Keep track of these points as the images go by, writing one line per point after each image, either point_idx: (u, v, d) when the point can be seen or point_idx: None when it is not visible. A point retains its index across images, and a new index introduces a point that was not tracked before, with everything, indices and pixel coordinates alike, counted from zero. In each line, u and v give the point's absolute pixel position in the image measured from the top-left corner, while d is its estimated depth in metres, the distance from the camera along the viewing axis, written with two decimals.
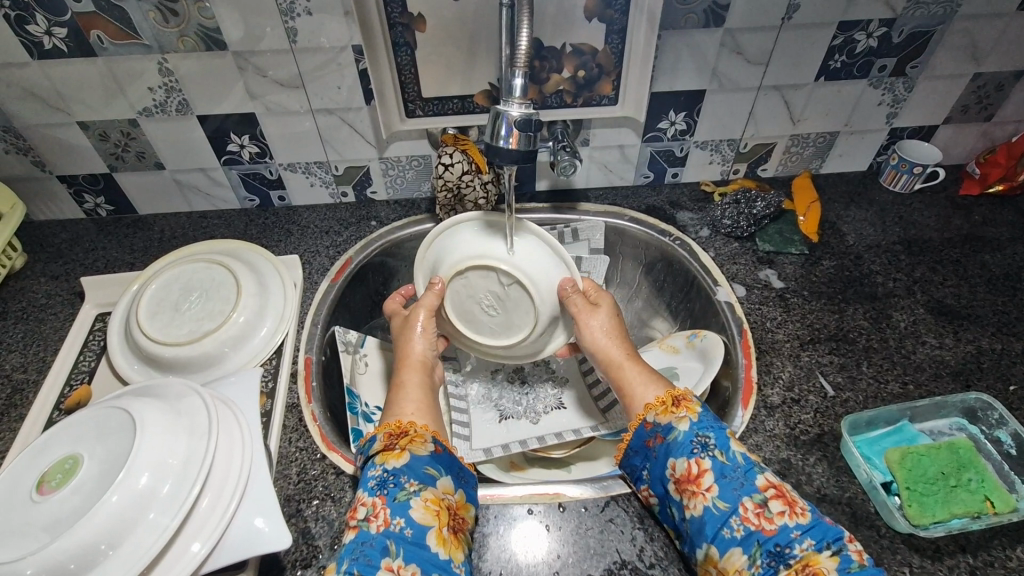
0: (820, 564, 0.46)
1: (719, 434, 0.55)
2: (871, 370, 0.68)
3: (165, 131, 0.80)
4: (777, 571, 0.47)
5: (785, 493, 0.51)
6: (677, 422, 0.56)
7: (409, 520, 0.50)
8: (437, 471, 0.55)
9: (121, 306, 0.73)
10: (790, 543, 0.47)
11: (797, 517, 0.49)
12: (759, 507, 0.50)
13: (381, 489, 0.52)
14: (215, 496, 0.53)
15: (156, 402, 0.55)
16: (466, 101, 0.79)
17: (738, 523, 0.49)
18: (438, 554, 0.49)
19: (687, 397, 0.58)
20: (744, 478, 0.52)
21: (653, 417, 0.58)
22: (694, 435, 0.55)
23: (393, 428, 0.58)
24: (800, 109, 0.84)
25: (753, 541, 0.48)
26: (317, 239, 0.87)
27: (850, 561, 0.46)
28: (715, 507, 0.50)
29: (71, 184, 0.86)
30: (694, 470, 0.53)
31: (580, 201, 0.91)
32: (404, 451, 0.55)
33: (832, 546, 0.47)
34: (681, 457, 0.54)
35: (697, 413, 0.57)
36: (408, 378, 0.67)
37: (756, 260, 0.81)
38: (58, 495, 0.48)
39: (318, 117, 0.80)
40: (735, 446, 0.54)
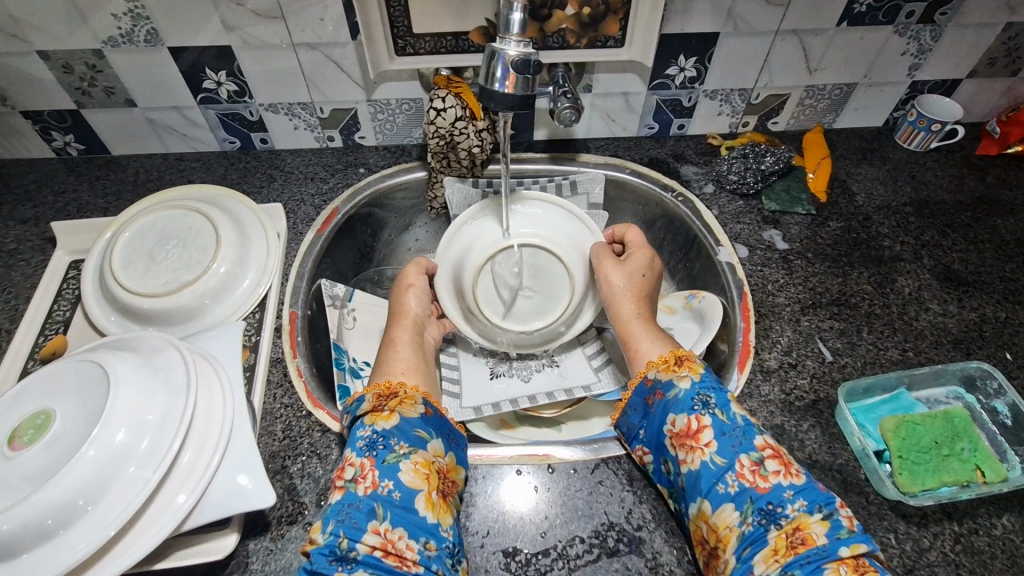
0: (810, 528, 0.45)
1: (720, 394, 0.54)
2: (871, 336, 0.66)
3: (135, 64, 0.74)
4: (768, 529, 0.46)
5: (782, 455, 0.50)
6: (677, 379, 0.55)
7: (398, 483, 0.50)
8: (427, 434, 0.55)
9: (96, 253, 0.69)
10: (782, 504, 0.47)
11: (792, 477, 0.48)
12: (755, 464, 0.49)
13: (370, 450, 0.52)
14: (196, 452, 0.51)
15: (131, 356, 0.53)
16: (460, 39, 0.73)
17: (733, 479, 0.49)
18: (426, 519, 0.49)
19: (690, 358, 0.57)
20: (743, 437, 0.51)
21: (654, 374, 0.57)
22: (697, 393, 0.53)
23: (382, 389, 0.57)
24: (818, 58, 0.79)
25: (746, 497, 0.48)
26: (301, 186, 0.83)
27: (840, 527, 0.45)
28: (712, 463, 0.50)
29: (36, 121, 0.81)
30: (694, 425, 0.52)
31: (580, 152, 0.87)
32: (393, 412, 0.54)
33: (823, 509, 0.46)
34: (681, 414, 0.53)
35: (699, 372, 0.55)
36: (399, 336, 0.67)
37: (762, 219, 0.78)
38: (29, 452, 0.46)
39: (300, 53, 0.74)
40: (735, 407, 0.53)
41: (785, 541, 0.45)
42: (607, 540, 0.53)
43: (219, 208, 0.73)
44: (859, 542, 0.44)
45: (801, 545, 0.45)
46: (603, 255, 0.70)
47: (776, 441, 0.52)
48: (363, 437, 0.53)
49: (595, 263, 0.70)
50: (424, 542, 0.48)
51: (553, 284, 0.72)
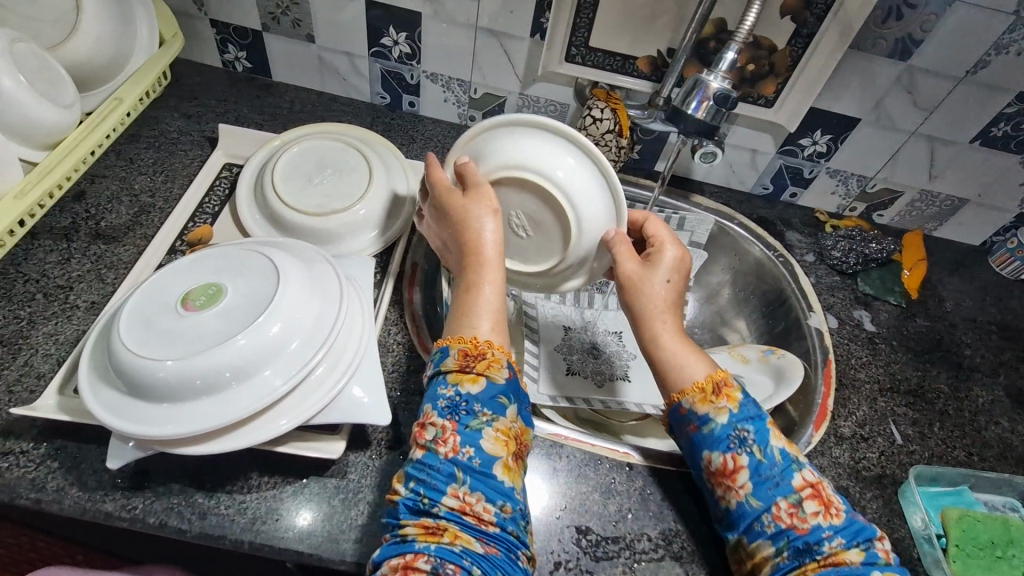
0: (846, 557, 0.47)
1: (761, 428, 0.53)
2: (941, 432, 0.69)
3: (330, 5, 0.81)
4: (804, 565, 0.48)
5: (823, 491, 0.51)
6: (715, 413, 0.54)
7: (478, 450, 0.51)
8: (508, 400, 0.55)
9: (258, 162, 0.75)
10: (819, 542, 0.48)
11: (831, 517, 0.49)
12: (793, 507, 0.50)
13: (452, 413, 0.53)
14: (329, 367, 0.55)
15: (295, 261, 0.58)
16: (628, 62, 0.79)
17: (770, 520, 0.50)
18: (503, 483, 0.51)
19: (729, 384, 0.55)
20: (780, 477, 0.51)
21: (689, 403, 0.55)
22: (732, 428, 0.53)
23: (469, 347, 0.56)
24: (942, 167, 0.84)
25: (783, 536, 0.49)
26: (438, 153, 0.89)
27: (876, 557, 0.48)
28: (749, 504, 0.51)
29: (220, 31, 0.88)
30: (730, 465, 0.52)
31: (694, 192, 0.92)
32: (481, 376, 0.54)
33: (861, 545, 0.48)
34: (717, 451, 0.53)
35: (737, 402, 0.54)
36: (488, 277, 0.60)
37: (853, 299, 0.82)
38: (199, 317, 0.51)
39: (479, 35, 0.80)
40: (773, 440, 0.53)
41: (818, 570, 0.47)
42: (672, 544, 0.57)
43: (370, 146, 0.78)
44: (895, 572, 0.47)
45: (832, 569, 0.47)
46: (618, 249, 0.61)
47: (816, 471, 0.52)
48: (446, 396, 0.54)
49: (613, 258, 0.61)
50: (501, 505, 0.50)
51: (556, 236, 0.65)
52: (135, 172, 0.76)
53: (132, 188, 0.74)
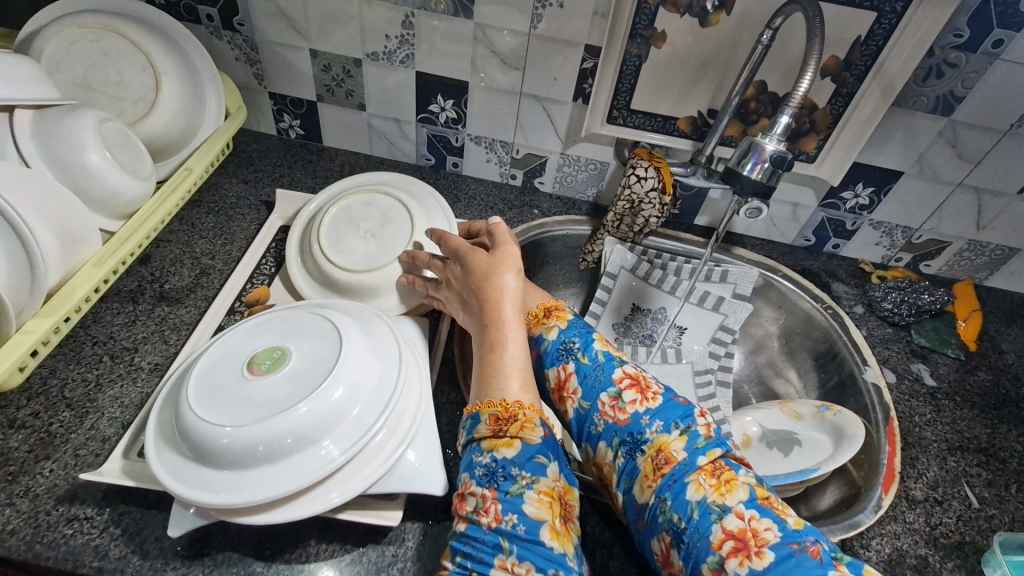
0: (670, 447, 0.52)
1: (584, 339, 0.62)
2: (1021, 495, 0.65)
3: (382, 77, 0.86)
4: (636, 456, 0.53)
5: (639, 382, 0.57)
6: (546, 331, 0.64)
7: (522, 516, 0.50)
8: (546, 459, 0.53)
9: (302, 225, 0.77)
10: (641, 430, 0.54)
11: (647, 403, 0.55)
12: (613, 400, 0.56)
13: (491, 480, 0.52)
14: (389, 433, 0.55)
15: (356, 325, 0.59)
16: (668, 122, 0.81)
17: (599, 418, 0.57)
18: (553, 550, 0.49)
19: (559, 308, 0.66)
20: (602, 374, 0.58)
21: (529, 330, 0.65)
22: (561, 341, 0.62)
23: (500, 411, 0.55)
24: (990, 217, 0.83)
25: (612, 432, 0.55)
26: (482, 212, 0.91)
27: (697, 438, 0.53)
28: (581, 407, 0.58)
29: (278, 102, 0.94)
30: (562, 376, 0.60)
31: (735, 245, 0.92)
32: (515, 439, 0.53)
33: (679, 426, 0.53)
34: (552, 367, 0.62)
35: (565, 321, 0.64)
36: (511, 335, 0.59)
37: (909, 352, 0.80)
38: (264, 381, 0.52)
39: (523, 100, 0.84)
40: (596, 345, 0.61)
41: (652, 465, 0.52)
42: None
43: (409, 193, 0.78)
44: (715, 448, 0.52)
45: (665, 464, 0.52)
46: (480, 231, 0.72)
47: (637, 366, 0.59)
48: (482, 462, 0.54)
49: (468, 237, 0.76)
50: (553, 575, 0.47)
51: (376, 237, 0.72)
52: (196, 235, 0.80)
53: (194, 251, 0.78)
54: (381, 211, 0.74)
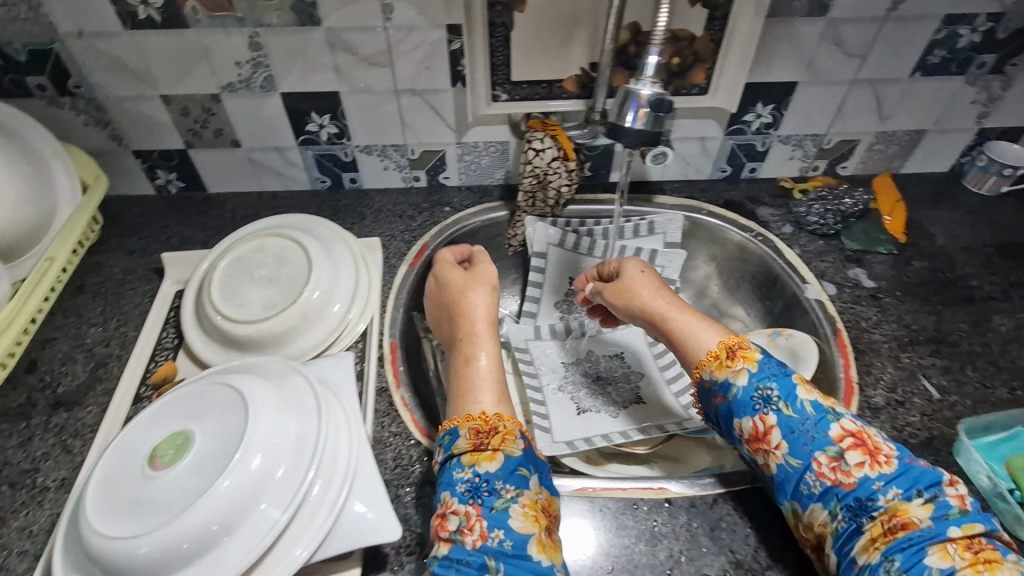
0: (909, 513, 0.46)
1: (784, 385, 0.54)
2: (977, 373, 0.65)
3: (248, 107, 0.80)
4: (861, 524, 0.47)
5: (865, 441, 0.50)
6: (734, 376, 0.56)
7: (508, 531, 0.49)
8: (529, 471, 0.54)
9: (194, 285, 0.70)
10: (871, 496, 0.48)
11: (880, 466, 0.49)
12: (833, 460, 0.50)
13: (473, 497, 0.51)
14: (325, 484, 0.50)
15: (263, 381, 0.53)
16: (554, 86, 0.77)
17: (814, 479, 0.50)
18: (540, 563, 0.48)
19: (743, 346, 0.57)
20: (814, 431, 0.52)
21: (708, 374, 0.58)
22: (754, 389, 0.55)
23: (479, 424, 0.56)
24: (890, 106, 0.82)
25: (832, 496, 0.49)
26: (391, 223, 0.86)
27: (948, 508, 0.46)
28: (789, 465, 0.52)
29: (145, 160, 0.86)
30: (761, 428, 0.53)
31: (656, 194, 0.90)
32: (497, 453, 0.54)
33: (923, 494, 0.47)
34: (745, 417, 0.55)
35: (754, 362, 0.56)
36: (479, 354, 0.62)
37: (844, 259, 0.79)
38: (171, 473, 0.47)
39: (402, 98, 0.79)
40: (802, 395, 0.53)
41: (881, 528, 0.47)
42: None
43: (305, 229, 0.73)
44: (974, 522, 0.45)
45: (901, 530, 0.46)
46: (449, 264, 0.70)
47: (859, 422, 0.52)
48: (463, 480, 0.53)
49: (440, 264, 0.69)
50: None
51: (271, 282, 0.67)
52: (85, 324, 0.73)
53: (85, 343, 0.71)
54: (272, 255, 0.69)
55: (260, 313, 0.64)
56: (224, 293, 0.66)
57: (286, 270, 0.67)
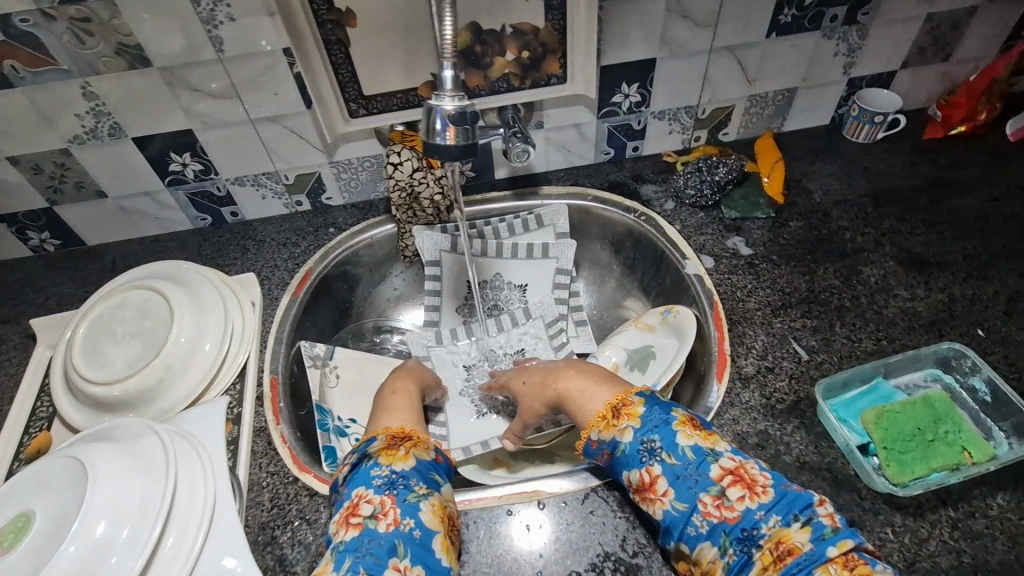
0: (792, 538, 0.44)
1: (665, 433, 0.51)
2: (845, 329, 0.66)
3: (102, 157, 0.77)
4: (751, 555, 0.45)
5: (744, 474, 0.48)
6: (620, 434, 0.53)
7: (418, 522, 0.50)
8: (438, 478, 0.56)
9: (60, 351, 0.68)
10: (756, 525, 0.45)
11: (759, 497, 0.47)
12: (717, 499, 0.47)
13: (390, 488, 0.52)
14: (180, 534, 0.51)
15: (110, 445, 0.53)
16: (410, 95, 0.76)
17: (701, 519, 0.47)
18: (440, 561, 0.49)
19: (627, 403, 0.55)
20: (698, 473, 0.49)
21: (596, 434, 0.55)
22: (640, 442, 0.51)
23: (396, 432, 0.59)
24: (755, 69, 0.82)
25: (719, 532, 0.46)
26: (275, 252, 0.84)
27: (823, 528, 0.44)
28: (675, 509, 0.48)
29: (12, 223, 0.83)
30: (647, 478, 0.50)
31: (541, 185, 0.89)
32: (410, 454, 0.56)
33: (800, 517, 0.45)
34: (633, 469, 0.51)
35: (639, 418, 0.53)
36: (397, 401, 0.66)
37: (724, 228, 0.80)
38: (8, 556, 0.45)
39: (259, 127, 0.77)
40: (681, 440, 0.50)
41: (770, 557, 0.44)
42: (603, 570, 0.52)
43: (169, 276, 0.71)
44: (845, 537, 0.43)
45: (788, 556, 0.44)
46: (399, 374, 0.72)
47: (737, 455, 0.49)
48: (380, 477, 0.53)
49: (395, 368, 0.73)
50: None
51: (135, 336, 0.65)
52: None
53: None
54: (135, 308, 0.67)
55: (127, 368, 0.63)
56: (88, 357, 0.64)
57: (151, 321, 0.66)
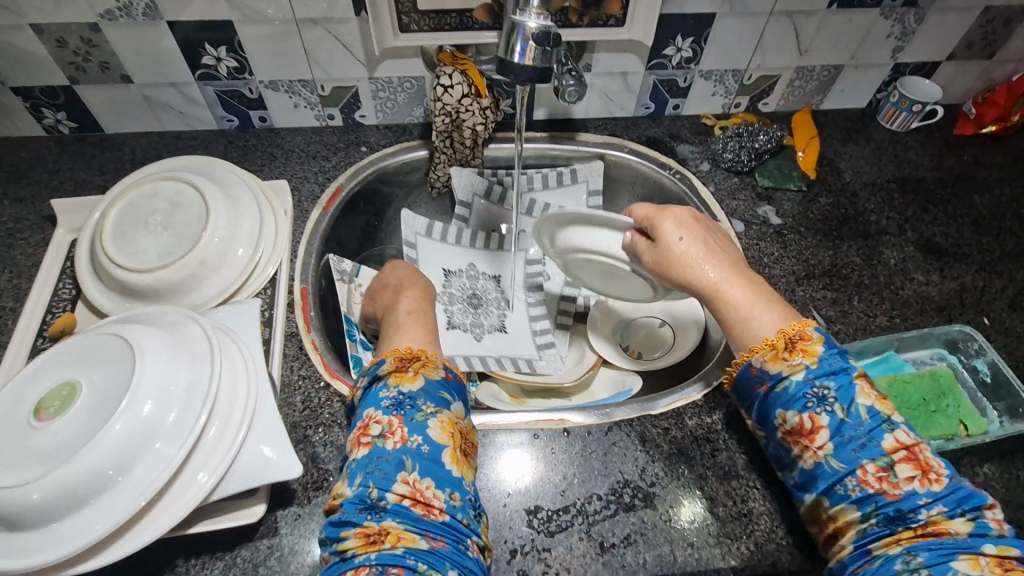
0: (945, 526, 0.44)
1: (846, 387, 0.49)
2: (862, 304, 0.69)
3: (132, 38, 0.73)
4: (893, 531, 0.45)
5: (915, 454, 0.47)
6: (789, 370, 0.50)
7: (426, 438, 0.50)
8: (450, 395, 0.54)
9: (87, 232, 0.67)
10: (914, 509, 0.45)
11: (927, 482, 0.46)
12: (881, 470, 0.46)
13: (397, 409, 0.51)
14: (222, 424, 0.52)
15: (152, 330, 0.52)
16: (464, 16, 0.74)
17: (854, 483, 0.47)
18: (452, 472, 0.49)
19: (803, 338, 0.51)
20: (867, 438, 0.47)
21: (760, 362, 0.51)
22: (812, 387, 0.49)
23: (404, 353, 0.56)
24: (809, 40, 0.82)
25: (870, 501, 0.46)
26: (303, 164, 0.83)
27: (986, 528, 0.44)
28: (830, 466, 0.48)
29: (27, 98, 0.79)
30: (809, 425, 0.49)
31: (579, 131, 0.88)
32: (418, 374, 0.53)
33: (967, 512, 0.45)
34: (795, 411, 0.50)
35: (816, 359, 0.50)
36: (406, 322, 0.63)
37: (755, 196, 0.81)
38: (58, 423, 0.47)
39: (303, 29, 0.74)
40: (861, 398, 0.48)
41: (911, 536, 0.45)
42: (623, 496, 0.55)
43: (202, 171, 0.70)
44: (1009, 544, 0.44)
45: (933, 538, 0.44)
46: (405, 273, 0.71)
47: (912, 433, 0.48)
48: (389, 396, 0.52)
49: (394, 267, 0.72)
50: (450, 492, 0.48)
51: (167, 230, 0.64)
52: None
53: None
54: (166, 200, 0.65)
55: (159, 260, 0.62)
56: (118, 244, 0.63)
57: (184, 216, 0.64)
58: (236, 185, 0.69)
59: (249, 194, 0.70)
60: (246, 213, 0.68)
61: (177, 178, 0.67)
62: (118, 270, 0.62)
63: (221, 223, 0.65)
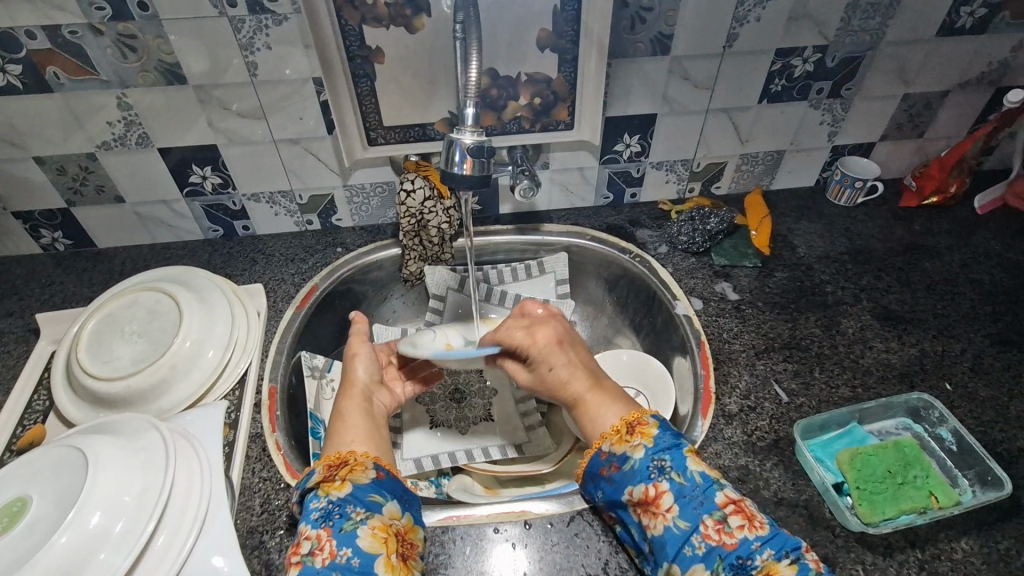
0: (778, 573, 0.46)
1: (675, 455, 0.54)
2: (824, 374, 0.70)
3: (126, 163, 0.80)
4: None
5: (743, 507, 0.51)
6: (632, 450, 0.55)
7: (356, 549, 0.49)
8: (382, 497, 0.54)
9: (65, 345, 0.69)
10: (750, 555, 0.48)
11: (756, 529, 0.49)
12: (718, 523, 0.50)
13: (326, 520, 0.51)
14: (171, 533, 0.51)
15: (111, 439, 0.54)
16: (427, 129, 0.82)
17: (699, 540, 0.49)
18: None
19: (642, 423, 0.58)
20: (703, 496, 0.51)
21: (608, 447, 0.57)
22: (650, 460, 0.54)
23: (332, 460, 0.56)
24: (748, 131, 0.89)
25: (714, 556, 0.49)
26: (282, 267, 0.87)
27: (808, 568, 0.46)
28: (676, 527, 0.50)
29: (27, 220, 0.85)
30: (652, 493, 0.52)
31: (543, 222, 0.93)
32: (346, 481, 0.54)
33: (790, 554, 0.48)
34: (639, 483, 0.53)
35: (652, 437, 0.56)
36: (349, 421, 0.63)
37: (713, 274, 0.84)
38: (4, 539, 0.46)
39: (281, 147, 0.81)
40: (691, 465, 0.53)
41: None
42: None
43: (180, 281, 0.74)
44: None
45: None
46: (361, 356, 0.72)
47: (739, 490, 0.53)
48: (320, 508, 0.52)
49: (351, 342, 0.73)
50: None
51: (141, 338, 0.67)
52: None
53: None
54: (144, 309, 0.69)
55: (131, 367, 0.64)
56: (92, 354, 0.65)
57: (158, 323, 0.68)
58: (212, 291, 0.74)
59: (224, 300, 0.74)
60: (220, 316, 0.72)
61: (156, 288, 0.71)
62: (91, 378, 0.64)
63: (194, 327, 0.68)
